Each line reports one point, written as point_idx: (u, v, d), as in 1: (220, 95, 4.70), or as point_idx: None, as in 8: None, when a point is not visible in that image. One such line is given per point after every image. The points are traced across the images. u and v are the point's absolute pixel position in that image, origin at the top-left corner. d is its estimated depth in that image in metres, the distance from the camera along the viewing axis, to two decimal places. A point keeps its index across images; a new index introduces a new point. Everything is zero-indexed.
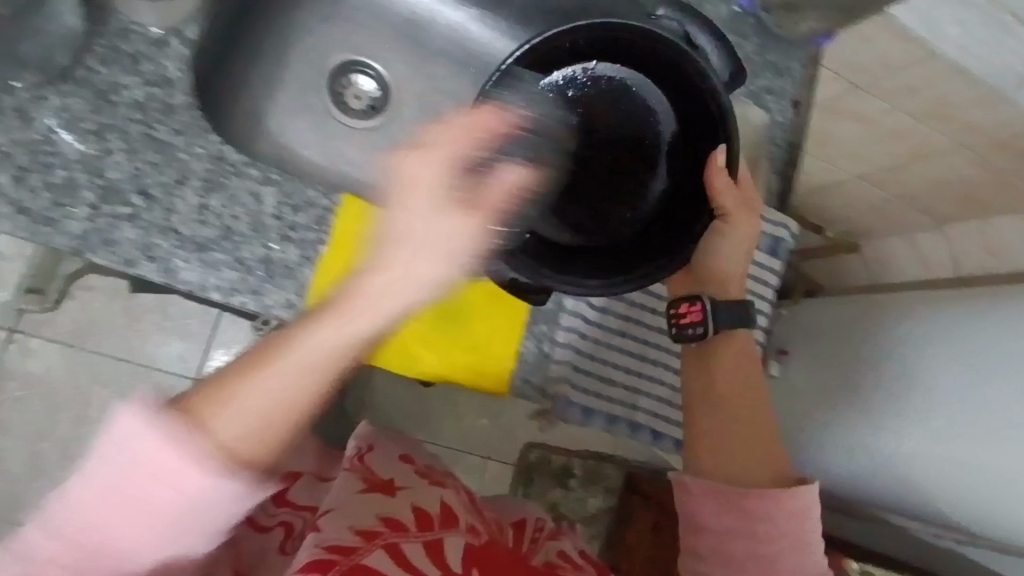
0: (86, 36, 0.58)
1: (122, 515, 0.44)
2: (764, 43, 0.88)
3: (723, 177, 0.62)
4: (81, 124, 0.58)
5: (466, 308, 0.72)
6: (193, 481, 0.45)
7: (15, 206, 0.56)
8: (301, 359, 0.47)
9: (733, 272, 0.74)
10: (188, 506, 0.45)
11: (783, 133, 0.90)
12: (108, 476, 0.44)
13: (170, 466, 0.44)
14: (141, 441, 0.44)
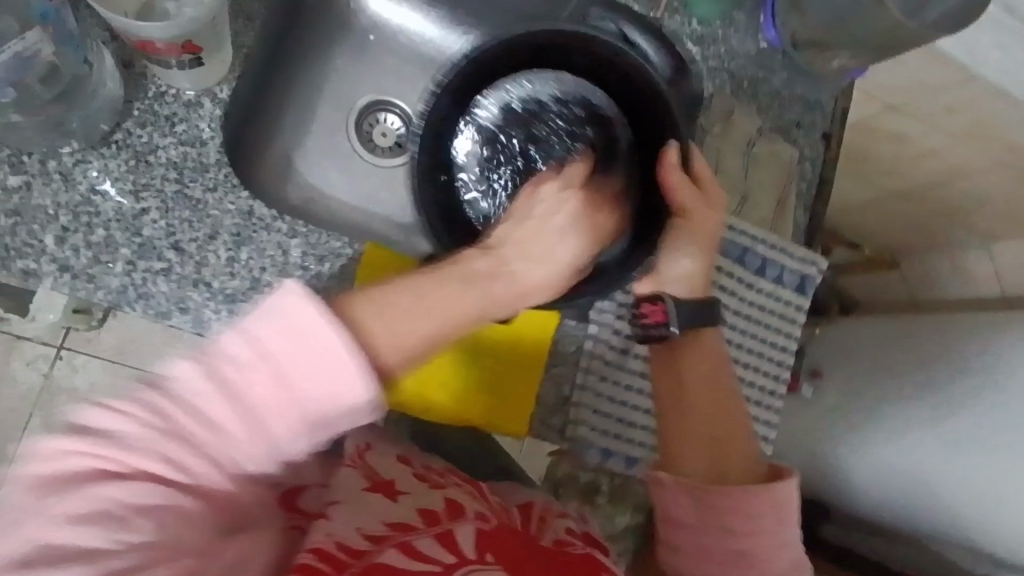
0: (126, 103, 0.61)
1: (228, 420, 0.49)
2: (792, 77, 0.86)
3: (677, 173, 0.65)
4: (120, 184, 0.61)
5: (484, 352, 0.74)
6: (335, 407, 0.50)
7: (58, 264, 0.59)
8: (447, 291, 0.57)
9: (704, 267, 0.70)
10: (292, 398, 0.49)
11: (813, 168, 0.88)
12: (187, 382, 0.49)
13: (311, 357, 0.49)
14: (276, 326, 0.48)
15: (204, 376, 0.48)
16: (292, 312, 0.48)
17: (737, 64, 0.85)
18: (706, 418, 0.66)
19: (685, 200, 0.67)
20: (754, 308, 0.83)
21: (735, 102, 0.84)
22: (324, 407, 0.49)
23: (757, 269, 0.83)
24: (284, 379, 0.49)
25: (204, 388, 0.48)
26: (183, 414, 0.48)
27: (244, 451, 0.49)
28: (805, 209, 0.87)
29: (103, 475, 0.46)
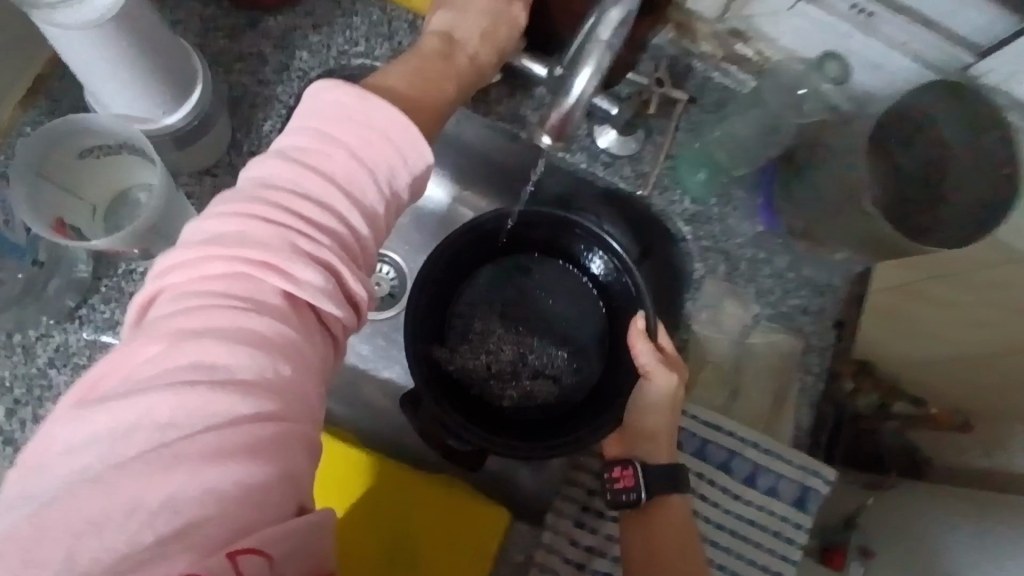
0: (93, 280, 0.64)
1: (291, 195, 0.43)
2: (798, 259, 0.79)
3: (642, 338, 0.67)
4: (75, 358, 0.63)
5: (417, 536, 0.68)
6: (386, 156, 0.47)
7: (4, 435, 0.61)
8: (212, 322, 0.39)
9: (670, 430, 0.67)
10: (357, 146, 0.46)
11: (821, 359, 0.78)
12: (221, 226, 0.42)
13: (373, 119, 0.47)
14: (335, 114, 0.47)
15: (233, 213, 0.42)
16: (332, 95, 0.47)
17: (733, 245, 0.78)
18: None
19: (647, 361, 0.66)
20: (741, 523, 0.73)
21: (730, 287, 0.78)
22: (393, 145, 0.47)
23: (746, 478, 0.74)
24: (354, 116, 0.47)
25: (244, 212, 0.42)
26: (236, 239, 0.41)
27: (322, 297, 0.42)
28: (812, 407, 0.77)
29: (160, 387, 0.37)
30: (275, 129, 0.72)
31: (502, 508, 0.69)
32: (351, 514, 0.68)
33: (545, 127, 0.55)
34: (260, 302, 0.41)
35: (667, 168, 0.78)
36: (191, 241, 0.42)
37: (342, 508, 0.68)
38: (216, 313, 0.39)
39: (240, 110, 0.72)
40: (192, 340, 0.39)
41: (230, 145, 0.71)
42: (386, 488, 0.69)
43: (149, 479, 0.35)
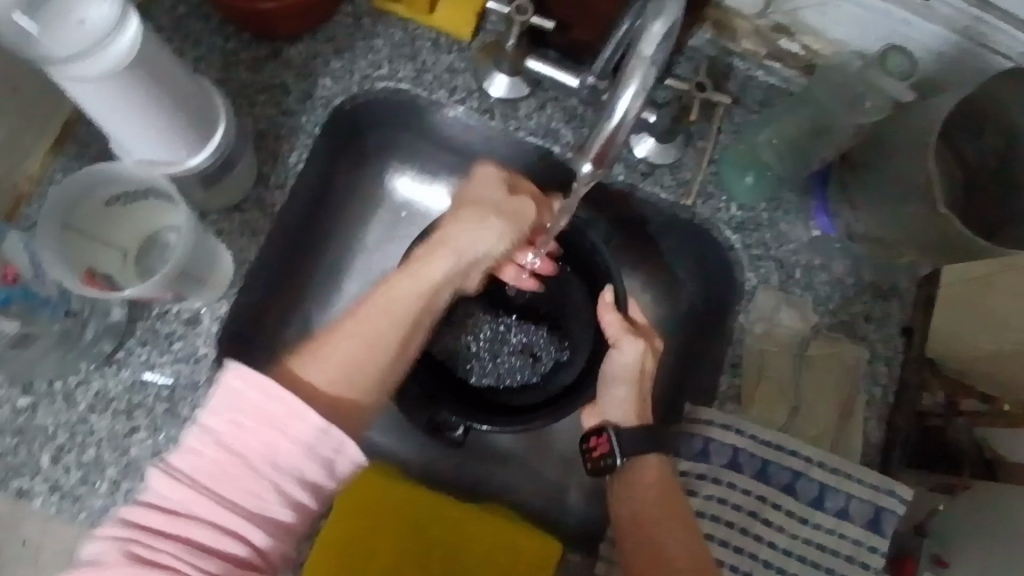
0: (129, 323, 0.64)
1: (211, 506, 0.45)
2: (857, 263, 0.74)
3: (610, 310, 0.69)
4: (115, 403, 0.63)
5: (464, 561, 0.65)
6: (292, 451, 0.46)
7: (49, 483, 0.61)
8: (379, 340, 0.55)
9: (640, 396, 0.68)
10: (263, 462, 0.45)
11: (889, 369, 0.73)
12: (156, 501, 0.45)
13: (281, 415, 0.46)
14: (244, 398, 0.46)
15: (155, 507, 0.45)
16: (247, 387, 0.46)
17: (786, 252, 0.74)
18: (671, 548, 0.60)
19: (614, 328, 0.69)
20: (810, 548, 0.68)
21: (784, 296, 0.74)
22: (302, 442, 0.46)
23: (813, 500, 0.69)
24: (267, 419, 0.46)
25: (165, 511, 0.45)
26: (166, 507, 0.45)
27: (307, 465, 0.47)
28: (880, 420, 0.72)
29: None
30: (302, 159, 0.70)
31: (554, 540, 0.65)
32: (396, 540, 0.65)
33: (585, 155, 0.50)
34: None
35: (711, 174, 0.75)
36: (125, 533, 0.44)
37: (387, 535, 0.65)
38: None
39: (266, 142, 0.70)
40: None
41: (257, 179, 0.69)
42: (431, 514, 0.66)
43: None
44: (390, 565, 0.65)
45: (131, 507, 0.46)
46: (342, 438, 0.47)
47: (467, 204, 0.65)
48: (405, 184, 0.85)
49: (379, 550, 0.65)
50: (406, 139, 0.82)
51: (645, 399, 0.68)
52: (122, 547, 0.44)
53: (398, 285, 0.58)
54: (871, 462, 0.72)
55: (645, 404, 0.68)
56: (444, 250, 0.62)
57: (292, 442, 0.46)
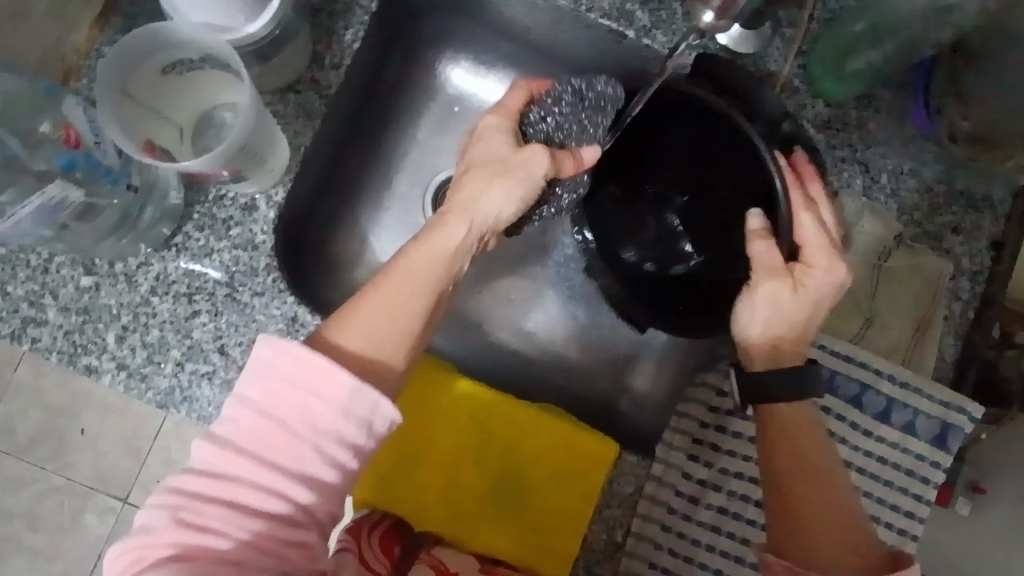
0: (186, 207, 0.63)
1: (255, 471, 0.45)
2: (951, 170, 0.68)
3: (753, 245, 0.57)
4: (175, 287, 0.62)
5: (517, 459, 0.66)
6: (327, 413, 0.45)
7: (116, 361, 0.61)
8: (405, 282, 0.52)
9: (773, 339, 0.57)
10: (299, 424, 0.45)
11: (973, 285, 0.69)
12: (200, 468, 0.45)
13: (315, 377, 0.45)
14: (280, 365, 0.45)
15: (200, 472, 0.45)
16: (275, 358, 0.45)
17: (874, 155, 0.69)
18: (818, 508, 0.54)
19: (764, 260, 0.56)
20: (871, 461, 0.66)
21: (867, 203, 0.69)
22: (334, 403, 0.45)
23: (879, 414, 0.67)
24: (301, 384, 0.45)
25: (208, 476, 0.45)
26: (210, 470, 0.45)
27: (337, 429, 0.45)
28: (957, 336, 0.69)
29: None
30: (357, 38, 0.66)
31: (614, 441, 0.65)
32: (450, 433, 0.66)
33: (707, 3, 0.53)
34: (246, 536, 0.44)
35: (798, 67, 0.69)
36: (167, 501, 0.45)
37: (442, 428, 0.66)
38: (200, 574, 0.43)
39: (320, 18, 0.66)
40: (192, 541, 0.43)
41: (311, 59, 0.65)
42: (488, 412, 0.66)
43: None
44: (446, 456, 0.65)
45: (175, 475, 0.46)
46: (375, 397, 0.46)
47: (478, 159, 0.57)
48: (460, 77, 0.81)
49: (434, 439, 0.65)
50: (463, 24, 0.77)
51: (780, 342, 0.57)
52: (172, 514, 0.44)
53: (418, 256, 0.53)
54: (942, 380, 0.69)
55: (778, 347, 0.58)
56: (454, 211, 0.55)
57: (328, 409, 0.45)
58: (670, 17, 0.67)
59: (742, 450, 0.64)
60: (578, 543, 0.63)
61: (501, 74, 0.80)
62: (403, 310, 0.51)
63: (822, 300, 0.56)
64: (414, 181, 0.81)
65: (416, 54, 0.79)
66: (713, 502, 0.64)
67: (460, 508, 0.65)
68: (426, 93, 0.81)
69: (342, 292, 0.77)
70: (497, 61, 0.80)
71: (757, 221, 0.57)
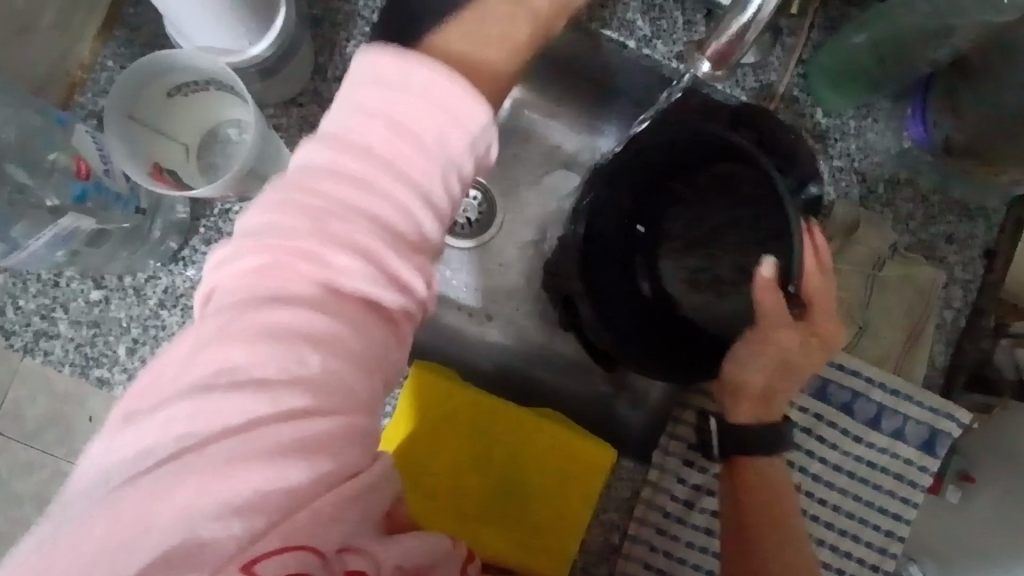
0: (192, 221, 0.64)
1: (325, 233, 0.35)
2: (947, 180, 0.69)
3: (772, 293, 0.53)
4: (184, 301, 0.63)
5: (524, 444, 0.68)
6: (433, 118, 0.36)
7: (127, 373, 0.63)
8: (499, 4, 0.40)
9: (766, 393, 0.59)
10: (410, 126, 0.36)
11: (965, 294, 0.70)
12: (261, 264, 0.35)
13: (416, 92, 0.36)
14: (339, 161, 0.36)
15: (260, 264, 0.35)
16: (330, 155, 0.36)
17: (870, 164, 0.70)
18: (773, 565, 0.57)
19: (774, 321, 0.54)
20: (860, 465, 0.68)
21: (862, 213, 0.70)
22: (436, 105, 0.36)
23: (869, 420, 0.68)
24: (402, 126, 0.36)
25: (269, 266, 0.35)
26: (300, 236, 0.35)
27: (447, 123, 0.37)
28: (948, 344, 0.70)
29: (214, 435, 0.32)
30: (358, 49, 0.66)
31: (613, 448, 0.67)
32: (454, 431, 0.68)
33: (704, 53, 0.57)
34: (319, 363, 0.34)
35: (797, 77, 0.70)
36: (228, 309, 0.35)
37: (448, 428, 0.68)
38: (269, 396, 0.33)
39: (321, 28, 0.66)
40: (259, 353, 0.33)
41: (313, 71, 0.66)
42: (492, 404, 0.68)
43: (193, 488, 0.32)
44: (451, 462, 0.68)
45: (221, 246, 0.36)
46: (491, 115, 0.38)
47: None
48: None
49: (440, 440, 0.67)
50: None
51: (769, 393, 0.59)
52: (234, 313, 0.34)
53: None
54: (931, 386, 0.71)
55: (767, 397, 0.59)
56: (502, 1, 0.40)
57: (429, 139, 0.37)
58: (670, 27, 0.68)
59: None
60: (577, 543, 0.66)
61: None
62: (500, 17, 0.40)
63: (822, 350, 0.57)
64: None
65: None
66: (708, 505, 0.67)
67: (463, 509, 0.67)
68: None
69: None
70: None
71: (774, 269, 0.51)
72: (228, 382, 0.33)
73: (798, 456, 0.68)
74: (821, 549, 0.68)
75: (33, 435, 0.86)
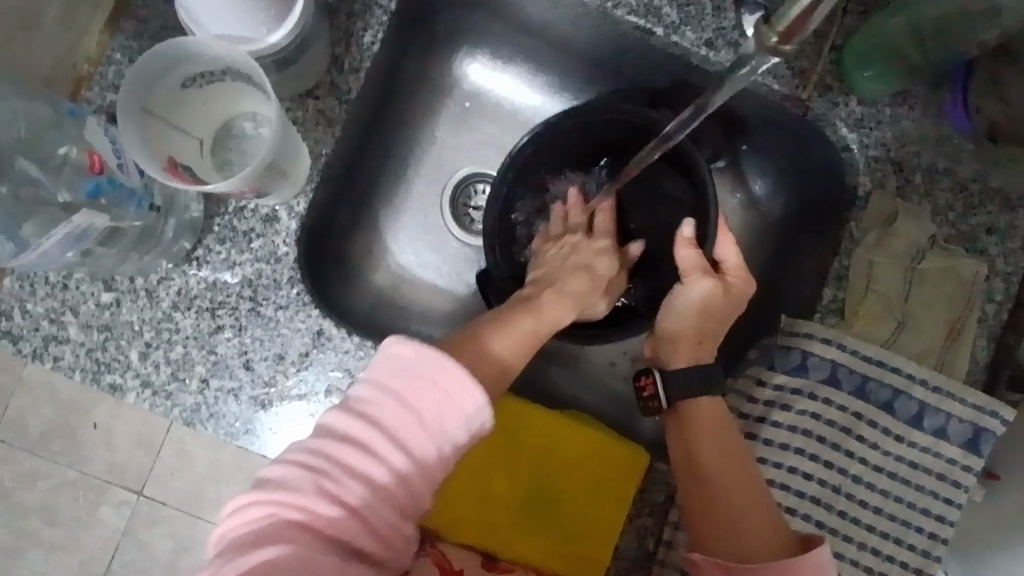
0: (206, 220, 0.61)
1: (382, 441, 0.46)
2: (987, 169, 0.67)
3: (686, 249, 0.62)
4: (199, 302, 0.61)
5: (550, 448, 0.66)
6: (455, 414, 0.47)
7: (140, 379, 0.60)
8: (516, 329, 0.57)
9: (696, 336, 0.63)
10: (431, 421, 0.47)
11: (1007, 286, 0.67)
12: (340, 435, 0.46)
13: (450, 381, 0.47)
14: (415, 362, 0.47)
15: (338, 439, 0.46)
16: (411, 355, 0.47)
17: (907, 153, 0.67)
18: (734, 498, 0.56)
19: (685, 264, 0.62)
20: (902, 465, 0.66)
21: (900, 204, 0.68)
22: (457, 402, 0.47)
23: (911, 419, 0.66)
24: (438, 371, 0.47)
25: (346, 443, 0.46)
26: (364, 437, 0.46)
27: (456, 424, 0.47)
28: (990, 339, 0.67)
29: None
30: (376, 40, 0.64)
31: (644, 450, 0.65)
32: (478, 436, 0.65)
33: (772, 24, 0.43)
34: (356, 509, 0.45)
35: (831, 64, 0.67)
36: (309, 463, 0.45)
37: None
38: (313, 545, 0.43)
39: (339, 19, 0.64)
40: (314, 510, 0.44)
41: (330, 62, 0.64)
42: (513, 407, 0.66)
43: None
44: (479, 467, 0.65)
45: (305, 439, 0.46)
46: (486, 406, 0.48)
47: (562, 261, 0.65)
48: (478, 72, 0.78)
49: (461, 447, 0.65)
50: (481, 19, 0.74)
51: (704, 339, 0.63)
52: (313, 476, 0.45)
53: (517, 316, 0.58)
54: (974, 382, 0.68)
55: (702, 342, 0.63)
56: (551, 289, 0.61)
57: (455, 407, 0.47)
58: (699, 13, 0.65)
59: (773, 457, 0.65)
60: (611, 550, 0.63)
61: (519, 69, 0.78)
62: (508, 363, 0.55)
63: (737, 305, 0.62)
64: (431, 181, 0.78)
65: (432, 50, 0.76)
66: None
67: (490, 517, 0.64)
68: (443, 89, 0.78)
69: (368, 299, 0.74)
70: (515, 55, 0.77)
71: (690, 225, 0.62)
72: (285, 526, 0.43)
73: (837, 456, 0.66)
74: (863, 553, 0.65)
75: (36, 443, 0.83)
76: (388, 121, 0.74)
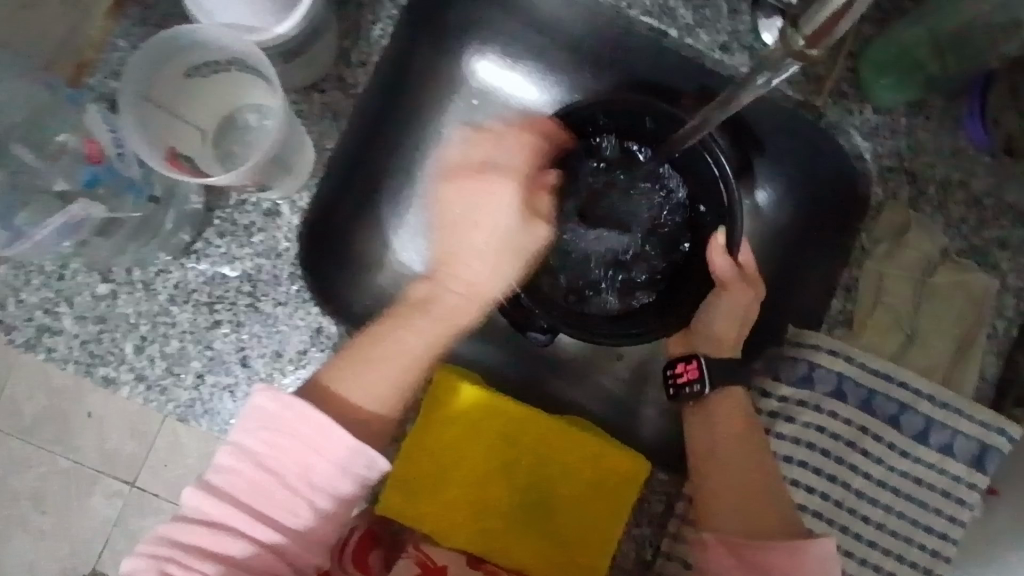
0: (206, 213, 0.60)
1: (261, 488, 0.51)
2: (1002, 183, 0.65)
3: (722, 254, 0.65)
4: (196, 297, 0.60)
5: (549, 455, 0.64)
6: (328, 468, 0.51)
7: (135, 373, 0.59)
8: (390, 359, 0.59)
9: (734, 334, 0.65)
10: (301, 475, 0.51)
11: (1018, 303, 0.66)
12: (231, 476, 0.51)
13: (320, 435, 0.51)
14: (282, 417, 0.51)
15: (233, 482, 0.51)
16: (278, 408, 0.51)
17: (922, 165, 0.66)
18: (750, 490, 0.57)
19: (723, 272, 0.65)
20: (906, 481, 0.65)
21: (912, 216, 0.67)
22: (337, 461, 0.51)
23: (917, 435, 0.65)
24: (309, 422, 0.51)
25: (238, 487, 0.51)
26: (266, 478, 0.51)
27: (332, 471, 0.51)
28: (999, 356, 0.66)
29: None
30: (385, 34, 0.63)
31: (646, 459, 0.63)
32: (476, 441, 0.64)
33: (800, 29, 0.44)
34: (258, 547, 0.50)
35: (847, 72, 0.66)
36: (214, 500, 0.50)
37: (467, 437, 0.64)
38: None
39: (348, 11, 0.63)
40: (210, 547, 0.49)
41: (338, 55, 0.62)
42: (513, 411, 0.65)
43: None
44: (476, 471, 0.64)
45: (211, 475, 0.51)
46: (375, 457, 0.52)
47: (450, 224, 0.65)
48: (486, 69, 0.77)
49: (458, 450, 0.64)
50: (492, 15, 0.72)
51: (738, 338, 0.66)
52: (205, 519, 0.50)
53: (389, 343, 0.60)
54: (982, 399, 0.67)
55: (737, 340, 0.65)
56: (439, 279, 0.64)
57: (343, 449, 0.51)
58: (714, 16, 0.63)
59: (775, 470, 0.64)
60: (607, 558, 0.62)
61: (528, 67, 0.77)
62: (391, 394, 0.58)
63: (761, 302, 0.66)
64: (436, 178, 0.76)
65: (441, 45, 0.75)
66: None
67: (485, 522, 0.63)
68: (451, 85, 0.77)
69: (369, 298, 0.73)
70: (525, 52, 0.76)
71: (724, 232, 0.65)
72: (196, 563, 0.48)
73: (840, 471, 0.65)
74: (863, 569, 0.64)
75: (29, 429, 0.82)
76: (394, 116, 0.73)
